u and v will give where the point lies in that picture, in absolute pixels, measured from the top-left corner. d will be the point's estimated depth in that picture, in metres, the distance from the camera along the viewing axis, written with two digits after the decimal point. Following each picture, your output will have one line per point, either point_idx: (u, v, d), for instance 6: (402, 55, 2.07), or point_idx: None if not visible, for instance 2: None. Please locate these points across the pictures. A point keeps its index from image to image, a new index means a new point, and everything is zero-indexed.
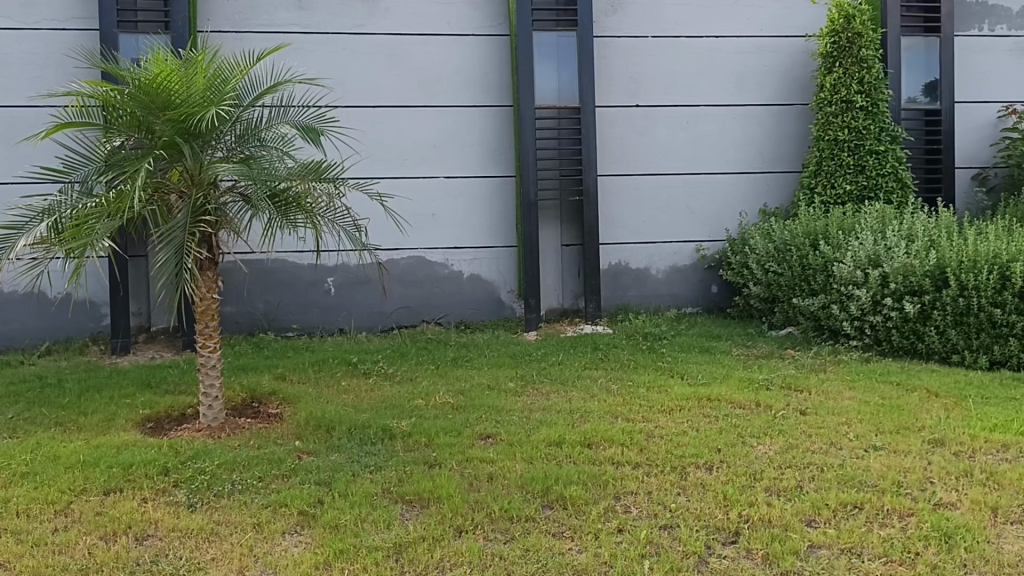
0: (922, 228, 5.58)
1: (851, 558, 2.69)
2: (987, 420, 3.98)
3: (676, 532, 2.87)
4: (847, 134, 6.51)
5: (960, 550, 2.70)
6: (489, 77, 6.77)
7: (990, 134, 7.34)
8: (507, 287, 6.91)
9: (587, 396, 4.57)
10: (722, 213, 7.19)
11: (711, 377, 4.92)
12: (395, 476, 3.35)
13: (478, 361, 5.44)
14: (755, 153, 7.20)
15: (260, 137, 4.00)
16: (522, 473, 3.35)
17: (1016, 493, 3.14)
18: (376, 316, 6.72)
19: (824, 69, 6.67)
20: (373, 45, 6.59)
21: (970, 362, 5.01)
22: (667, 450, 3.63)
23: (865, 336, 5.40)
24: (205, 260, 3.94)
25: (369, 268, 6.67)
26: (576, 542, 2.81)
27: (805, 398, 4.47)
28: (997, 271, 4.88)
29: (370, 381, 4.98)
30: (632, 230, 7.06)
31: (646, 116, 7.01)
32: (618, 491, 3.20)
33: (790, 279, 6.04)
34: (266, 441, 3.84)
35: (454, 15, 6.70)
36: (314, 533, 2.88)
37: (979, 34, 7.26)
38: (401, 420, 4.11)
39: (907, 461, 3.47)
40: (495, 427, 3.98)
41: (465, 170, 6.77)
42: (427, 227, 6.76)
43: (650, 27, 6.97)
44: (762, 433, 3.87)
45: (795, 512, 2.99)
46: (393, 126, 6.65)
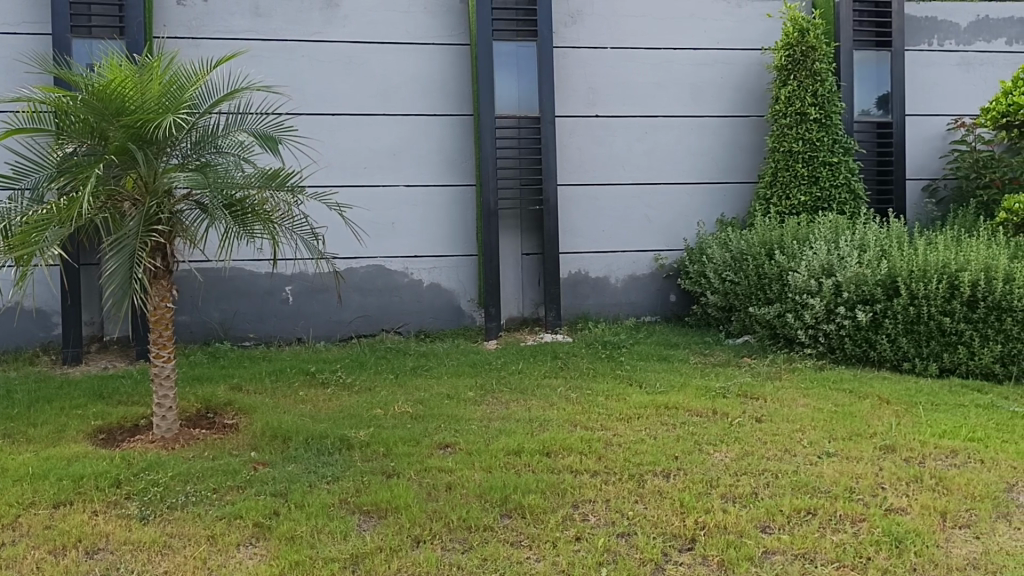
0: (874, 237, 5.68)
1: (804, 563, 2.73)
2: (936, 426, 4.07)
3: (633, 539, 2.89)
4: (801, 146, 6.62)
5: (910, 555, 2.75)
6: (448, 86, 6.78)
7: (939, 146, 7.52)
8: (467, 296, 6.91)
9: (545, 405, 4.58)
10: (679, 223, 7.27)
11: (669, 385, 4.96)
12: (352, 486, 3.33)
13: (437, 370, 5.43)
14: (712, 163, 7.30)
15: (216, 144, 3.96)
16: (480, 483, 3.34)
17: (964, 498, 3.21)
18: (334, 325, 6.68)
19: (779, 82, 6.79)
20: (331, 53, 6.56)
21: (920, 369, 5.12)
22: (625, 458, 3.65)
23: (819, 344, 5.49)
24: (159, 268, 3.89)
25: (326, 276, 6.63)
26: (533, 551, 2.81)
27: (761, 406, 4.53)
28: (946, 281, 4.99)
29: (328, 391, 4.94)
30: (591, 239, 7.10)
31: (604, 126, 7.06)
32: (576, 499, 3.21)
33: (746, 288, 6.12)
34: (220, 452, 3.79)
35: (413, 24, 6.70)
36: (269, 545, 2.85)
37: (927, 48, 7.45)
38: (359, 430, 4.08)
39: (859, 466, 3.54)
40: (454, 436, 3.97)
41: (425, 179, 6.77)
42: (386, 236, 6.73)
43: (608, 38, 7.03)
44: (718, 441, 3.91)
45: (750, 518, 3.02)
46: (352, 134, 6.63)
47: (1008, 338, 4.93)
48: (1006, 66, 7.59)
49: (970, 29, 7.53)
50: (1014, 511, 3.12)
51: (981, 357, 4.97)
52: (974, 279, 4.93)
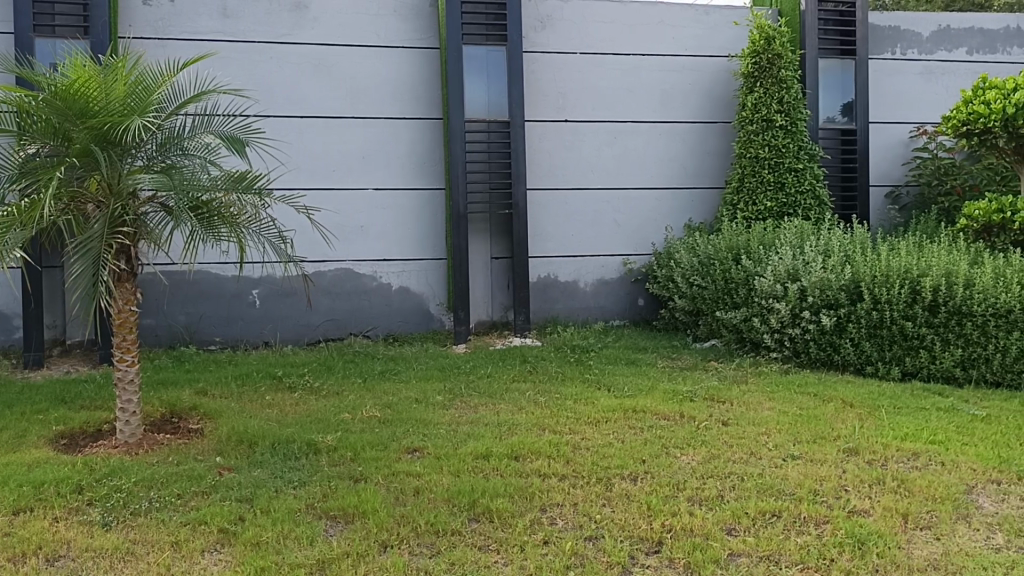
0: (838, 243, 5.76)
1: (769, 565, 2.76)
2: (899, 429, 4.13)
3: (600, 543, 2.91)
4: (767, 152, 6.69)
5: (872, 556, 2.80)
6: (418, 90, 6.77)
7: (902, 154, 7.64)
8: (436, 300, 6.90)
9: (514, 409, 4.59)
10: (648, 227, 7.32)
11: (637, 389, 4.98)
12: (319, 492, 3.31)
13: (406, 374, 5.41)
14: (680, 168, 7.36)
15: (182, 146, 3.91)
16: (448, 487, 3.34)
17: (925, 500, 3.26)
18: (302, 329, 6.63)
19: (745, 89, 6.87)
20: (299, 55, 6.52)
21: (883, 373, 5.20)
22: (593, 461, 3.67)
23: (784, 348, 5.55)
24: (123, 271, 3.83)
25: (294, 280, 6.59)
26: (501, 555, 2.81)
27: (727, 409, 4.57)
28: (908, 286, 5.07)
29: (295, 395, 4.90)
30: (560, 244, 7.12)
31: (574, 131, 7.10)
32: (544, 503, 3.22)
33: (713, 292, 6.18)
34: (184, 457, 3.75)
35: (383, 27, 6.68)
36: (234, 551, 2.82)
37: (891, 57, 7.57)
38: (327, 434, 4.06)
39: (823, 469, 3.58)
40: (422, 441, 3.96)
41: (394, 182, 6.75)
42: (355, 240, 6.70)
43: (577, 43, 7.07)
44: (685, 444, 3.94)
45: (716, 521, 3.05)
46: (321, 137, 6.59)
47: (968, 342, 5.01)
48: (967, 75, 7.73)
49: (933, 38, 7.66)
50: (974, 513, 3.18)
51: (942, 361, 5.05)
52: (935, 284, 5.02)
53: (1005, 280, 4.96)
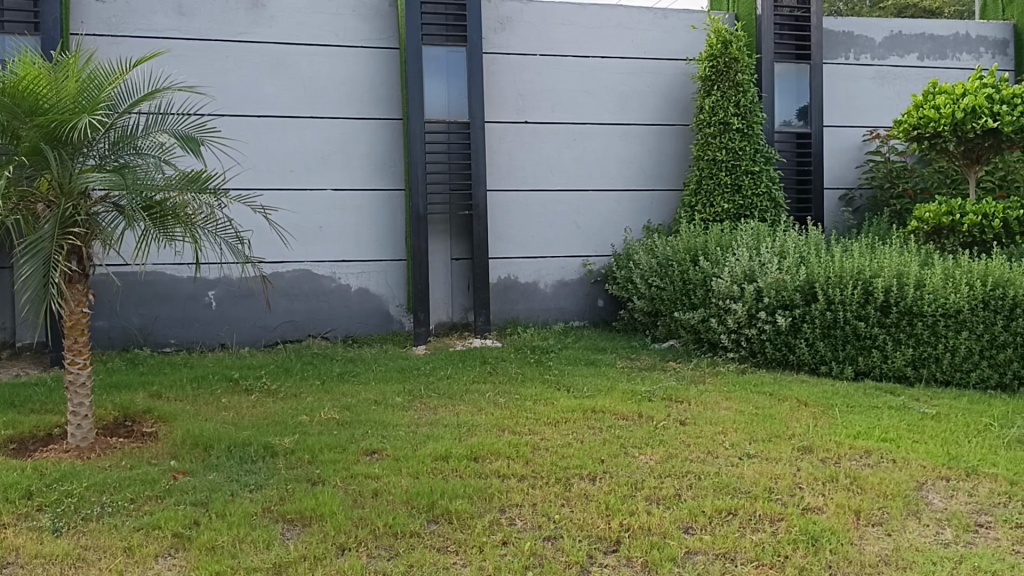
0: (793, 244, 5.86)
1: (725, 563, 2.80)
2: (851, 428, 4.20)
3: (559, 542, 2.92)
4: (724, 155, 6.77)
5: (825, 552, 2.84)
6: (377, 90, 6.74)
7: (855, 157, 7.77)
8: (396, 301, 6.87)
9: (474, 410, 4.58)
10: (607, 229, 7.36)
11: (596, 390, 5.01)
12: (276, 495, 3.28)
13: (365, 376, 5.38)
14: (639, 170, 7.42)
15: (136, 145, 3.86)
16: (407, 489, 3.33)
17: (877, 497, 3.33)
18: (259, 331, 6.57)
19: (703, 92, 6.94)
20: (257, 54, 6.46)
21: (837, 372, 5.28)
22: (552, 462, 3.68)
23: (741, 348, 5.62)
24: (75, 272, 3.77)
25: (251, 281, 6.52)
26: (460, 556, 2.81)
27: (684, 409, 4.61)
28: (861, 287, 5.17)
29: (252, 398, 4.85)
30: (520, 245, 7.13)
31: (533, 132, 7.12)
32: (503, 503, 3.22)
33: (672, 293, 6.24)
34: (138, 461, 3.69)
35: (342, 27, 6.64)
36: (189, 555, 2.78)
37: (845, 62, 7.71)
38: (284, 437, 4.02)
39: (778, 467, 3.63)
40: (381, 442, 3.95)
41: (353, 183, 6.71)
42: (313, 241, 6.65)
43: (537, 46, 7.09)
44: (643, 444, 3.97)
45: (673, 519, 3.08)
46: (279, 136, 6.53)
47: (918, 342, 5.11)
48: (917, 81, 7.90)
49: (885, 44, 7.82)
50: (924, 509, 3.25)
51: (893, 360, 5.14)
52: (887, 285, 5.12)
53: (955, 280, 5.07)
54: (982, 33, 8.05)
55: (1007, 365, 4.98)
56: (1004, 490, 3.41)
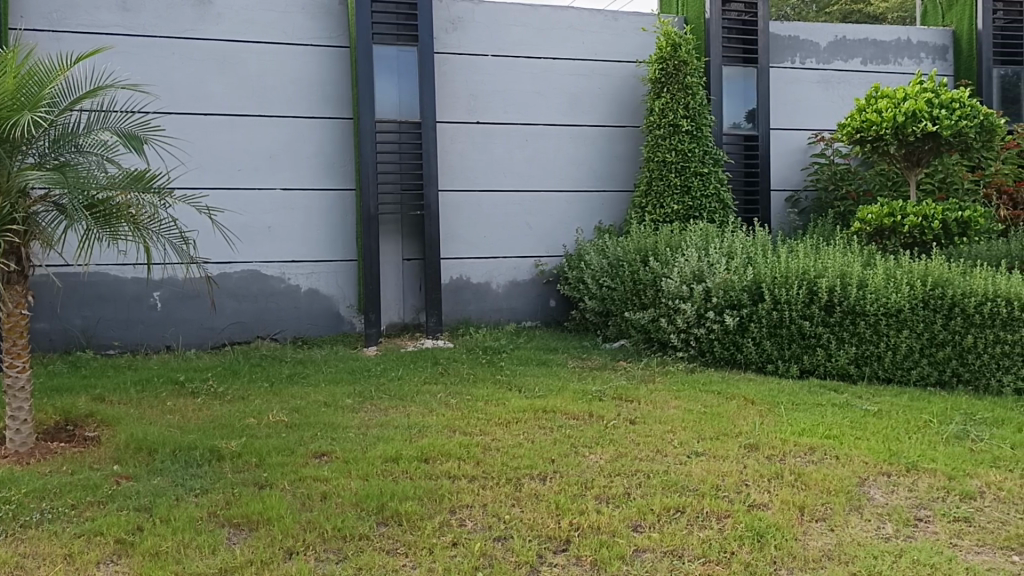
0: (741, 245, 5.95)
1: (672, 560, 2.83)
2: (796, 425, 4.28)
3: (509, 542, 2.93)
4: (674, 156, 6.84)
5: (770, 548, 2.89)
6: (327, 89, 6.68)
7: (801, 159, 7.91)
8: (346, 302, 6.81)
9: (425, 411, 4.56)
10: (558, 230, 7.39)
11: (547, 390, 5.03)
12: (222, 499, 3.23)
13: (314, 377, 5.33)
14: (590, 171, 7.47)
15: (77, 143, 3.76)
16: (356, 491, 3.30)
17: (820, 493, 3.39)
18: (206, 332, 6.47)
19: (653, 94, 7.01)
20: (204, 51, 6.35)
21: (783, 371, 5.37)
22: (502, 462, 3.68)
23: (690, 347, 5.70)
24: (13, 272, 3.66)
25: (197, 281, 6.42)
26: (409, 558, 2.80)
27: (634, 408, 4.65)
28: (806, 287, 5.26)
29: (199, 400, 4.78)
30: (471, 245, 7.12)
31: (485, 133, 7.12)
32: (453, 504, 3.22)
33: (622, 293, 6.30)
34: (79, 466, 3.61)
35: (291, 25, 6.57)
36: (132, 561, 2.73)
37: (791, 66, 7.85)
38: (230, 440, 3.96)
39: (725, 465, 3.69)
40: (331, 444, 3.92)
41: (302, 183, 6.64)
42: (261, 241, 6.57)
43: (488, 46, 7.09)
44: (593, 443, 3.99)
45: (622, 518, 3.11)
46: (226, 135, 6.44)
47: (861, 341, 5.20)
48: (861, 85, 8.08)
49: (829, 48, 7.98)
50: (865, 504, 3.32)
51: (837, 359, 5.24)
52: (831, 285, 5.22)
53: (896, 280, 5.18)
54: (922, 38, 8.25)
55: (945, 363, 5.07)
56: (942, 485, 3.50)
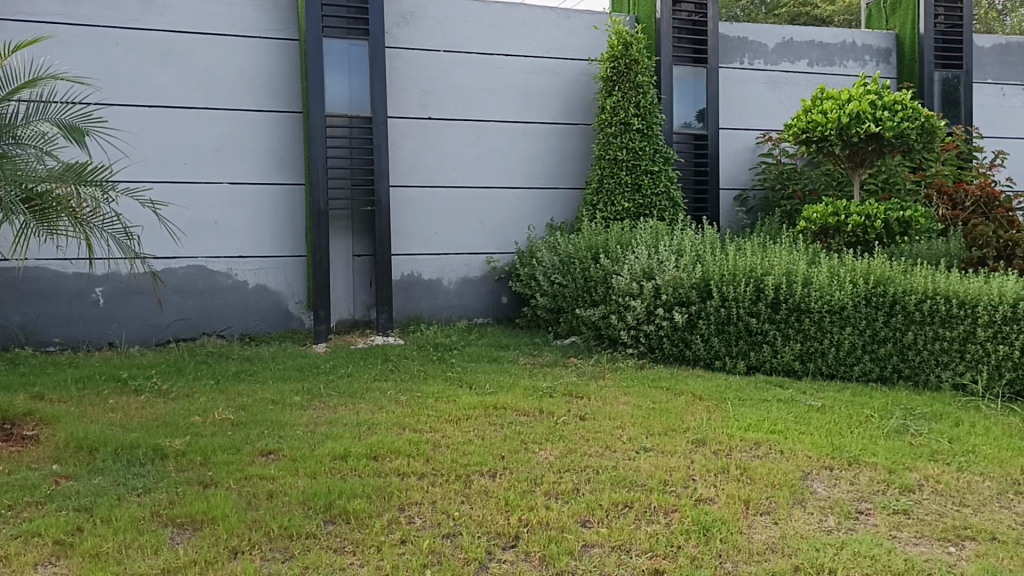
0: (690, 243, 6.02)
1: (620, 555, 2.85)
2: (742, 420, 4.34)
3: (458, 539, 2.92)
4: (625, 154, 6.89)
5: (715, 542, 2.93)
6: (276, 82, 6.59)
7: (749, 159, 8.02)
8: (295, 299, 6.73)
9: (374, 408, 4.53)
10: (510, 227, 7.40)
11: (498, 386, 5.03)
12: (165, 498, 3.17)
13: (261, 375, 5.25)
14: (542, 168, 7.48)
15: (15, 134, 3.66)
16: (303, 489, 3.26)
17: (765, 487, 3.45)
18: (150, 329, 6.35)
19: (604, 92, 7.05)
20: (148, 42, 6.23)
21: (730, 367, 5.45)
22: (452, 459, 3.67)
23: (640, 344, 5.76)
24: None
25: (141, 277, 6.29)
26: (357, 556, 2.78)
27: (584, 404, 4.67)
28: (752, 284, 5.34)
29: (142, 398, 4.68)
30: (423, 241, 7.08)
31: (437, 129, 7.09)
32: (402, 502, 3.20)
33: (573, 290, 6.33)
34: (17, 466, 3.51)
35: (239, 17, 6.47)
36: (71, 563, 2.67)
37: (739, 66, 7.96)
38: (175, 438, 3.88)
39: (673, 460, 3.72)
40: (277, 442, 3.86)
41: (251, 177, 6.55)
42: (208, 236, 6.46)
43: (440, 42, 7.07)
44: (543, 439, 4.01)
45: (571, 513, 3.12)
46: (172, 128, 6.32)
47: (806, 338, 5.29)
48: (807, 87, 8.22)
49: (777, 50, 8.10)
50: (809, 497, 3.38)
51: (782, 355, 5.32)
52: (777, 283, 5.30)
53: (840, 279, 5.26)
54: (867, 41, 8.43)
55: (887, 359, 5.16)
56: (882, 479, 3.58)
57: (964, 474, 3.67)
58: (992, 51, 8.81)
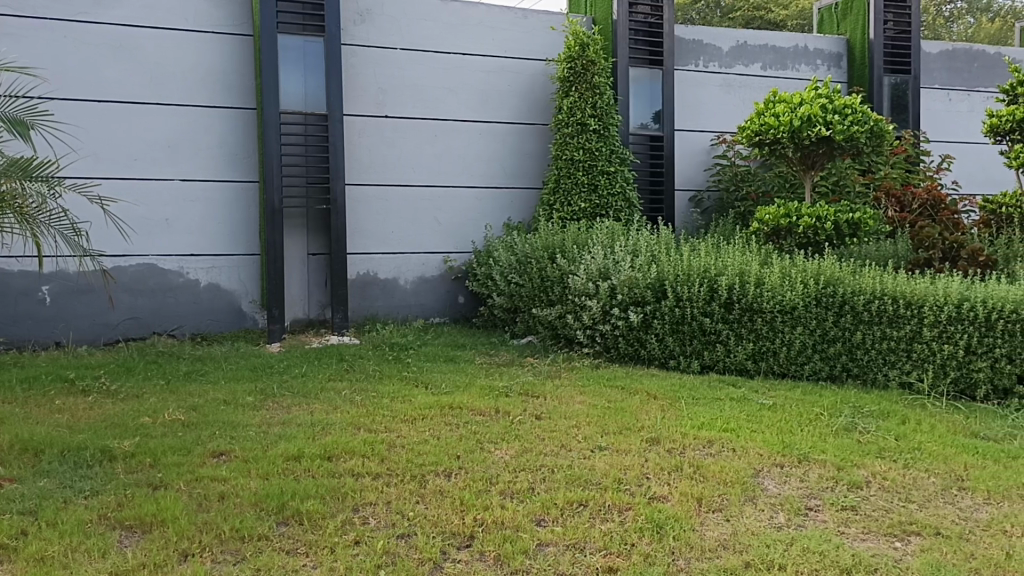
0: (645, 243, 6.07)
1: (575, 553, 2.86)
2: (696, 419, 4.39)
3: (412, 540, 2.91)
4: (581, 155, 6.92)
5: (669, 539, 2.96)
6: (229, 78, 6.50)
7: (704, 160, 8.12)
8: (249, 298, 6.65)
9: (329, 408, 4.49)
10: (467, 226, 7.39)
11: (454, 386, 5.03)
12: (113, 501, 3.11)
13: (214, 375, 5.18)
14: (499, 168, 7.49)
15: None
16: (255, 491, 3.22)
17: (718, 484, 3.49)
18: (100, 328, 6.23)
19: (562, 92, 7.08)
20: (98, 35, 6.10)
21: (684, 366, 5.51)
22: (407, 460, 3.65)
23: (596, 343, 5.80)
24: None
25: (90, 275, 6.17)
26: (309, 558, 2.75)
27: (540, 403, 4.69)
28: (706, 284, 5.40)
29: (89, 399, 4.59)
30: (379, 240, 7.04)
31: (393, 127, 7.05)
32: (357, 502, 3.18)
33: (530, 290, 6.35)
34: None
35: (192, 11, 6.37)
36: (14, 567, 2.61)
37: (694, 69, 8.06)
38: (124, 440, 3.81)
39: (627, 458, 3.75)
40: (230, 443, 3.81)
41: (203, 174, 6.45)
42: (159, 234, 6.35)
43: (397, 39, 7.03)
44: (499, 439, 4.01)
45: (526, 513, 3.13)
46: (122, 124, 6.20)
47: (758, 337, 5.37)
48: (761, 90, 8.34)
49: (731, 53, 8.21)
50: (760, 494, 3.43)
51: (735, 354, 5.39)
52: (730, 283, 5.36)
53: (791, 279, 5.34)
54: (819, 46, 8.57)
55: (836, 359, 5.24)
56: (831, 475, 3.65)
57: (910, 471, 3.76)
58: (939, 57, 9.01)
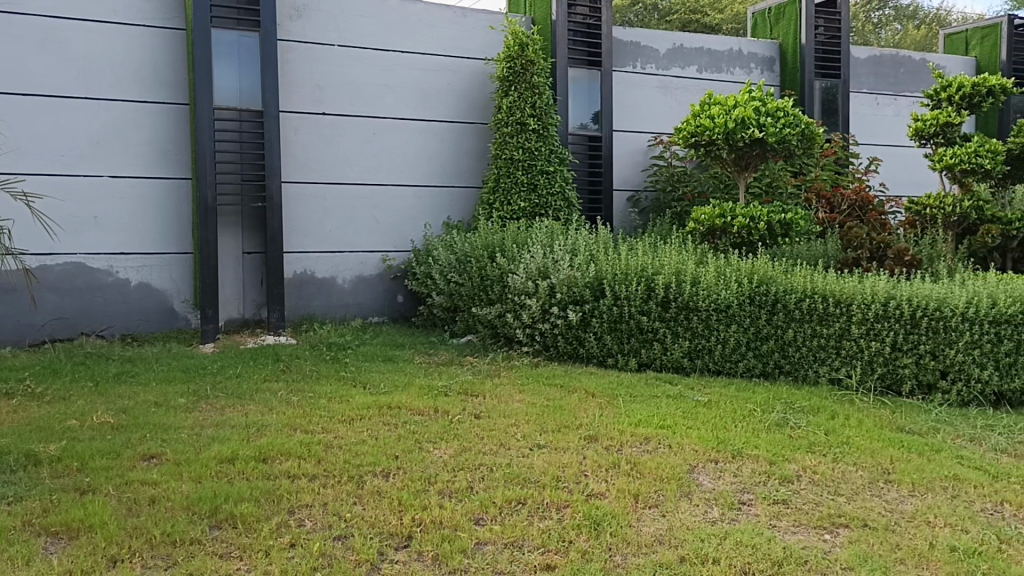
0: (584, 243, 6.12)
1: (512, 551, 2.87)
2: (634, 416, 4.44)
3: (349, 541, 2.88)
4: (521, 154, 6.94)
5: (606, 536, 2.99)
6: (161, 73, 6.35)
7: (641, 161, 8.21)
8: (181, 297, 6.51)
9: (265, 409, 4.42)
10: (405, 224, 7.34)
11: (393, 385, 4.99)
12: (39, 507, 3.01)
13: (145, 376, 5.05)
14: (438, 166, 7.46)
15: None
16: (188, 494, 3.16)
17: (655, 480, 3.54)
18: (24, 329, 6.03)
19: (501, 92, 7.09)
20: (22, 26, 5.89)
21: (622, 364, 5.57)
22: (345, 460, 3.62)
23: (535, 342, 5.82)
24: None
25: (13, 275, 5.96)
26: (244, 561, 2.70)
27: (480, 402, 4.69)
28: (643, 283, 5.47)
29: (13, 402, 4.43)
30: (316, 239, 6.95)
31: (331, 125, 6.97)
32: (292, 504, 3.13)
33: (469, 289, 6.34)
34: None
35: (121, 4, 6.20)
36: None
37: (631, 71, 8.15)
38: (49, 444, 3.68)
39: (566, 456, 3.78)
40: (160, 446, 3.72)
41: (134, 171, 6.29)
42: (87, 232, 6.17)
43: (335, 36, 6.95)
44: (438, 438, 4.00)
45: (465, 512, 3.12)
46: (48, 118, 6.00)
47: (694, 335, 5.45)
48: (696, 92, 8.48)
49: (668, 55, 8.32)
50: (694, 490, 3.49)
51: (671, 351, 5.46)
52: (667, 282, 5.44)
53: (726, 278, 5.44)
54: (753, 50, 8.74)
55: (769, 355, 5.35)
56: (764, 470, 3.73)
57: (839, 465, 3.86)
58: (867, 62, 9.28)
